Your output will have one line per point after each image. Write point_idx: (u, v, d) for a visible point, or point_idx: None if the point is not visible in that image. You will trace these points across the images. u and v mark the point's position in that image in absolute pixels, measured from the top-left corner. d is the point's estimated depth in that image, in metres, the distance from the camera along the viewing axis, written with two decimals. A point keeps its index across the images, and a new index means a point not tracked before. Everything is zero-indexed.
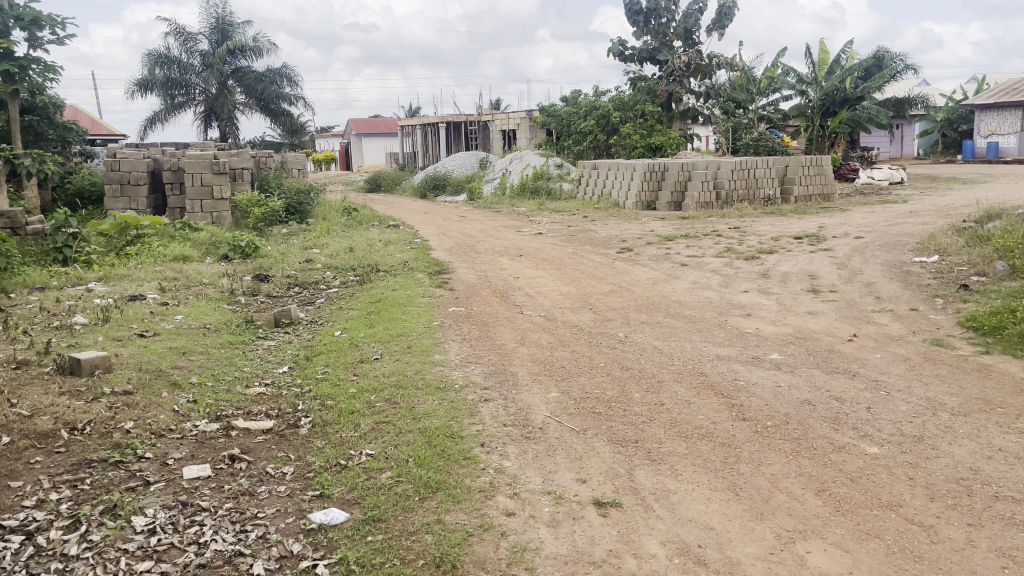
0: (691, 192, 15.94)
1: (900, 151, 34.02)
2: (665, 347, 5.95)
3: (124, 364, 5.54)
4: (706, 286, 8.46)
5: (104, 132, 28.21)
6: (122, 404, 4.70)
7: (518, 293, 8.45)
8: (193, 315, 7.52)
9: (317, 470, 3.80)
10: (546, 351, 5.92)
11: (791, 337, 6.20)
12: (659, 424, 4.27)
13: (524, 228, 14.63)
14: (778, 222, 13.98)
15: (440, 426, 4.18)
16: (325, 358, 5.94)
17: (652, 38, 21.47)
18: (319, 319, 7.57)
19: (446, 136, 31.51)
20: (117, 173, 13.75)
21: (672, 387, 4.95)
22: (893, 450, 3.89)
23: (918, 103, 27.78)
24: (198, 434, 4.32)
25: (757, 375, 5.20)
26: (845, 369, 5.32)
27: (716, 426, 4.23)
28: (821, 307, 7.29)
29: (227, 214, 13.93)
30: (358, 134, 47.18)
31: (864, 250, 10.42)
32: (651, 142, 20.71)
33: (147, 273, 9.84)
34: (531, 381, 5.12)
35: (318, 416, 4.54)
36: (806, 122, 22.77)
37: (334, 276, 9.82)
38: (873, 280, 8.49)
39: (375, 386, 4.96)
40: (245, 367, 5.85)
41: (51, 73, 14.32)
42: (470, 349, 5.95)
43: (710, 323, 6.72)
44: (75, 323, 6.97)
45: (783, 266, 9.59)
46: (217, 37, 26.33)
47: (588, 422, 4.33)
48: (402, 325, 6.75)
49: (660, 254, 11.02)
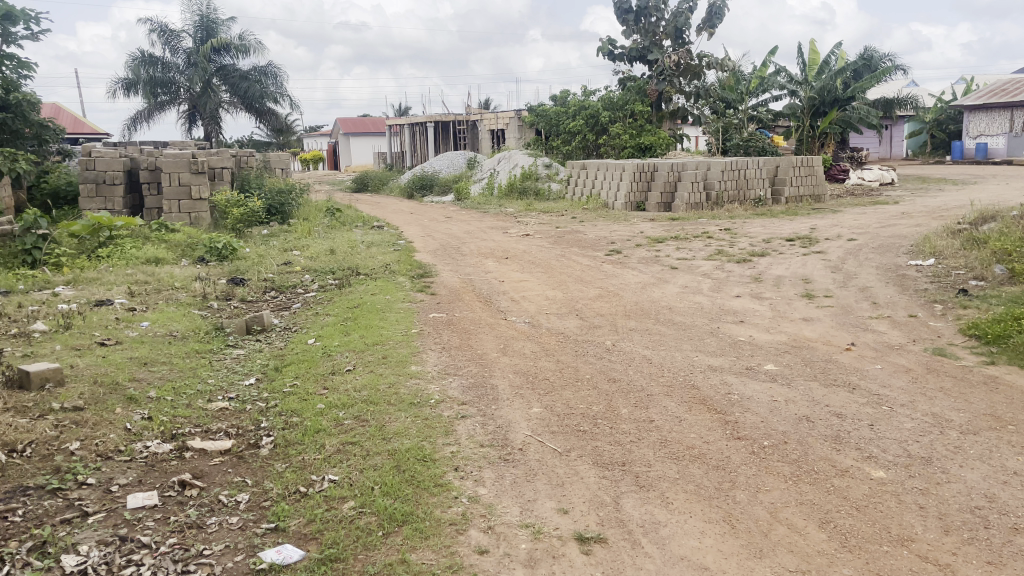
0: (682, 193, 15.66)
1: (888, 152, 33.99)
2: (654, 357, 5.64)
3: (77, 376, 5.19)
4: (697, 291, 8.17)
5: (86, 130, 27.74)
6: (69, 421, 4.36)
7: (502, 297, 8.14)
8: (160, 322, 7.16)
9: (273, 499, 3.48)
10: (529, 361, 5.61)
11: (786, 346, 5.91)
12: (648, 444, 3.97)
13: (510, 229, 14.33)
14: (768, 223, 13.74)
15: (411, 446, 3.87)
16: (296, 369, 5.61)
17: (642, 36, 21.06)
18: (293, 325, 7.24)
19: (434, 136, 31.22)
20: (92, 173, 13.37)
21: (662, 402, 4.65)
22: (901, 474, 3.60)
23: (907, 104, 27.63)
24: (149, 456, 3.99)
25: (751, 388, 4.90)
26: (845, 381, 5.02)
27: (709, 446, 3.94)
28: (816, 313, 6.99)
29: (205, 214, 13.53)
30: (346, 134, 46.80)
31: (858, 253, 10.15)
32: (640, 142, 20.52)
33: (118, 276, 9.47)
34: (512, 395, 4.80)
35: (280, 435, 4.22)
36: (797, 123, 22.55)
37: (312, 279, 9.49)
38: (868, 284, 8.23)
39: (344, 402, 4.62)
40: (208, 380, 5.51)
41: (26, 70, 14.00)
42: (450, 359, 5.62)
43: (701, 331, 6.42)
44: (34, 331, 6.62)
45: (776, 269, 9.31)
46: (202, 35, 25.91)
47: (573, 442, 4.02)
48: (378, 332, 6.42)
49: (649, 256, 10.72)
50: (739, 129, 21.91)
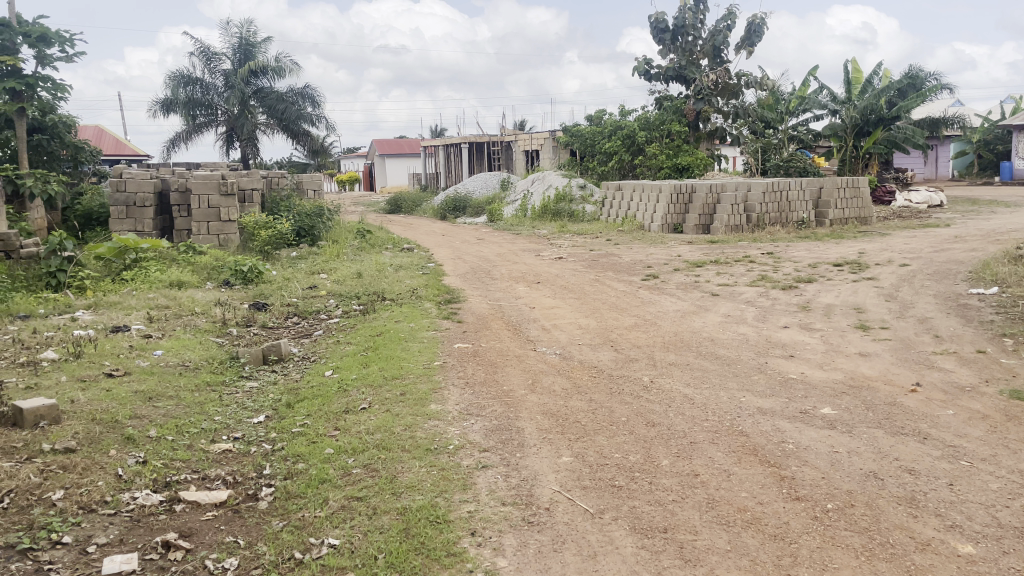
0: (721, 215, 15.11)
1: (934, 172, 32.99)
2: (697, 397, 5.14)
3: (75, 413, 4.85)
4: (740, 321, 7.65)
5: (126, 152, 28.07)
6: (55, 466, 4.01)
7: (532, 326, 7.69)
8: (174, 350, 6.84)
9: (265, 567, 3.07)
10: (559, 400, 5.13)
11: (843, 385, 5.37)
12: (693, 505, 3.49)
13: (542, 252, 13.93)
14: (813, 247, 13.13)
15: (423, 504, 3.43)
16: (308, 405, 5.22)
17: (678, 55, 20.60)
18: (312, 355, 6.88)
19: (467, 157, 30.99)
20: (122, 195, 13.24)
21: (708, 451, 4.15)
22: (992, 550, 3.07)
23: (953, 123, 26.80)
24: (135, 509, 3.61)
25: (807, 436, 4.38)
26: (913, 429, 4.47)
27: (765, 509, 3.45)
28: (873, 348, 6.42)
29: (234, 236, 13.31)
30: (381, 155, 46.85)
31: (913, 280, 9.53)
32: (677, 163, 19.88)
33: (140, 300, 9.24)
34: (539, 441, 4.34)
35: (282, 485, 3.82)
36: (839, 142, 21.89)
37: (337, 304, 9.16)
38: (928, 315, 7.62)
39: (354, 446, 4.21)
40: (215, 417, 5.13)
41: (61, 91, 14.03)
42: (473, 397, 5.18)
43: (748, 367, 5.90)
44: (43, 360, 6.35)
45: (824, 297, 8.75)
46: (240, 57, 26.07)
47: (606, 500, 3.55)
48: (399, 365, 6.01)
49: (689, 282, 10.20)
50: (778, 149, 21.76)
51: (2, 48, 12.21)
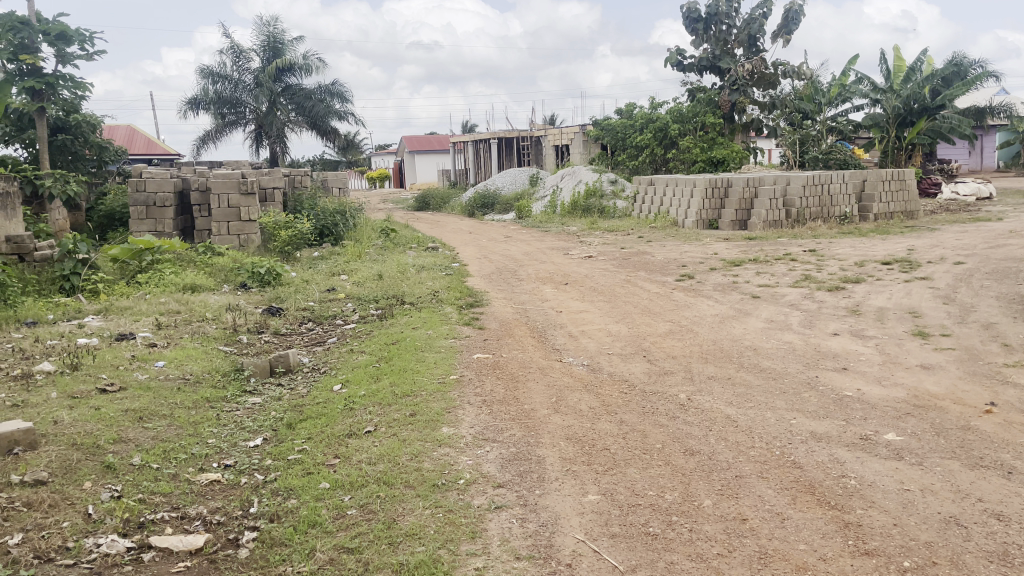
0: (759, 210, 14.41)
1: (980, 163, 31.74)
2: (741, 419, 4.57)
3: (55, 437, 4.43)
4: (785, 327, 7.04)
5: (157, 151, 28.03)
6: (19, 502, 3.57)
7: (558, 333, 7.15)
8: (176, 361, 6.42)
9: None
10: (585, 423, 4.58)
11: (907, 405, 4.75)
12: (742, 562, 2.95)
13: (571, 250, 13.38)
14: (858, 243, 12.41)
15: (422, 559, 2.96)
16: (310, 427, 4.75)
17: (713, 45, 19.88)
18: (322, 366, 6.43)
19: (497, 152, 30.58)
20: (142, 195, 12.89)
21: (756, 488, 3.60)
22: None
23: (1001, 113, 25.71)
24: (97, 559, 3.17)
25: (871, 468, 3.81)
26: (994, 461, 3.87)
27: (827, 567, 2.91)
28: (935, 359, 5.79)
29: (255, 236, 12.94)
30: (411, 152, 46.40)
31: (971, 279, 8.83)
32: (712, 155, 19.36)
33: (151, 305, 8.88)
34: (562, 474, 3.81)
35: (266, 529, 3.36)
36: (881, 133, 20.98)
37: (354, 309, 8.71)
38: (993, 319, 6.95)
39: (352, 481, 3.73)
40: (208, 441, 4.67)
41: (81, 89, 13.82)
42: (489, 419, 4.66)
43: (795, 383, 5.30)
44: (37, 372, 5.95)
45: (875, 300, 8.10)
46: (269, 55, 25.79)
47: (638, 552, 3.03)
48: (411, 380, 5.51)
49: (726, 282, 9.59)
50: (816, 140, 21.05)
51: (21, 46, 11.84)
